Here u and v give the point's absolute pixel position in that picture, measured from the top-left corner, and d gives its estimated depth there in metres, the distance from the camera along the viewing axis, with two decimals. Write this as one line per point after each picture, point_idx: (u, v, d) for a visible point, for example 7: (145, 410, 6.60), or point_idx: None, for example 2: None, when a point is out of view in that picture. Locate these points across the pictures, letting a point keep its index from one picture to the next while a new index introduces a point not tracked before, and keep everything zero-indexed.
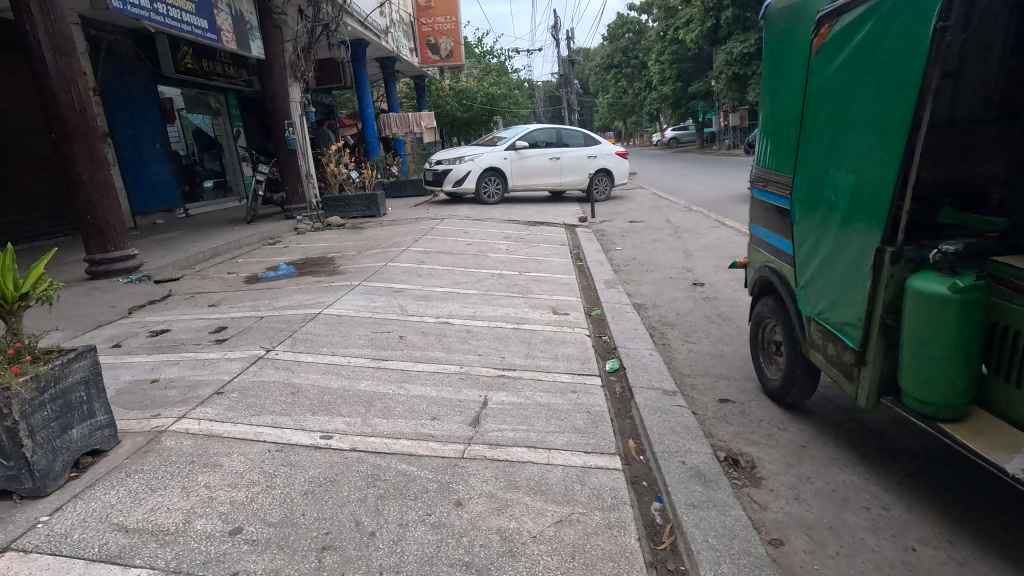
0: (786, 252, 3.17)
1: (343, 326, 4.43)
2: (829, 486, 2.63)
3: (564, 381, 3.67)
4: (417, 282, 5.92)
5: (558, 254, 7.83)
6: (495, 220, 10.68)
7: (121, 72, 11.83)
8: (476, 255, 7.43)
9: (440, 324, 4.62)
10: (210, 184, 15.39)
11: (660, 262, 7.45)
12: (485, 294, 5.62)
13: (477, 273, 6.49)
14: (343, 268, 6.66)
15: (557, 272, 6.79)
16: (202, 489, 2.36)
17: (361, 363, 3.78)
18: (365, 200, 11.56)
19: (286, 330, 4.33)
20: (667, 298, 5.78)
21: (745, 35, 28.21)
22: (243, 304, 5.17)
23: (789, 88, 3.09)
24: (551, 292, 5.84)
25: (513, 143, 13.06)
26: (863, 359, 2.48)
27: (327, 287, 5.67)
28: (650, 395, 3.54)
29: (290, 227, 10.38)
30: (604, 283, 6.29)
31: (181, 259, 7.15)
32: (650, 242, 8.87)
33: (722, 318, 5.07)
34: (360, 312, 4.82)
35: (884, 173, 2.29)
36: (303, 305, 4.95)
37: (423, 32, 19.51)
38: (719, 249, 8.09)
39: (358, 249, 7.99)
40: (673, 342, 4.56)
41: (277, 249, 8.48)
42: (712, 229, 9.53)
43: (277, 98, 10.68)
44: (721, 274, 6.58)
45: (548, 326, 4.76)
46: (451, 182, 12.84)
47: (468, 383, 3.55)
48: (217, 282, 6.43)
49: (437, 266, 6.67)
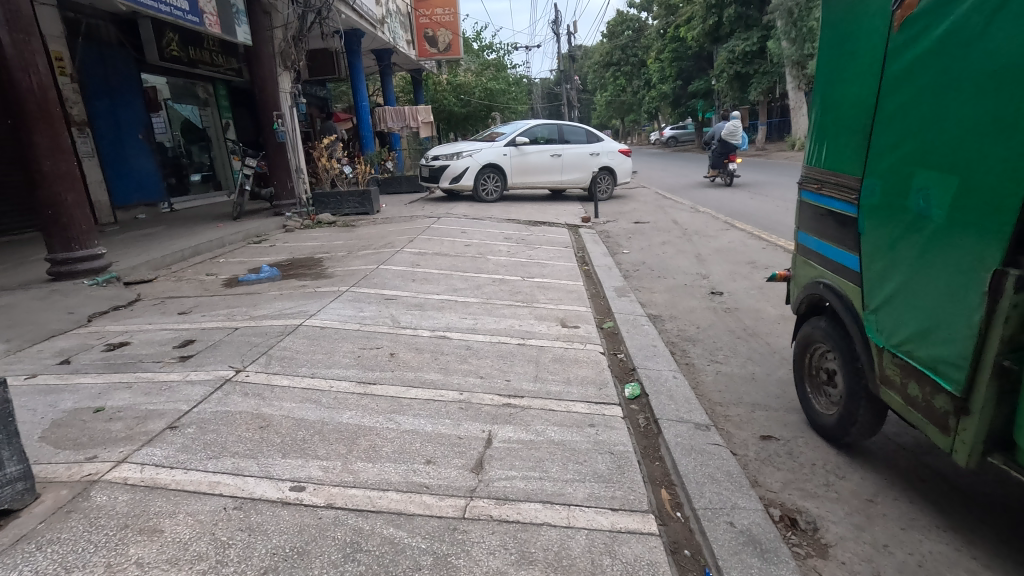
0: (847, 268, 2.67)
1: (327, 341, 3.91)
2: (913, 558, 2.15)
3: (580, 412, 3.16)
4: (412, 289, 5.41)
5: (562, 258, 7.34)
6: (494, 219, 10.17)
7: (102, 58, 11.22)
8: (475, 258, 6.93)
9: (436, 338, 4.11)
10: (198, 177, 14.80)
11: (671, 266, 6.96)
12: (486, 303, 5.12)
13: (476, 278, 5.98)
14: (331, 271, 6.14)
15: (563, 277, 6.29)
16: (131, 568, 1.86)
17: (345, 387, 3.27)
18: (358, 197, 11.04)
19: (262, 345, 3.81)
20: (684, 308, 5.30)
21: (747, 34, 28.22)
22: (216, 312, 4.64)
23: (855, 75, 2.59)
24: (558, 301, 5.34)
25: (513, 139, 12.54)
26: (967, 408, 1.98)
27: (311, 293, 5.16)
28: (681, 430, 3.04)
29: (278, 224, 9.84)
30: (615, 291, 5.79)
31: (155, 258, 6.61)
32: (658, 244, 8.39)
33: (748, 333, 4.59)
34: (347, 323, 4.31)
35: (1004, 180, 1.79)
36: (284, 316, 4.43)
37: (421, 24, 18.86)
38: (733, 252, 7.61)
39: (349, 249, 7.46)
40: (698, 362, 4.08)
41: (262, 248, 7.94)
42: (723, 232, 9.06)
43: (265, 88, 10.14)
44: (739, 282, 6.10)
45: (557, 342, 4.25)
46: (448, 179, 12.32)
47: (468, 414, 3.04)
48: (192, 285, 5.89)
49: (433, 270, 6.17)
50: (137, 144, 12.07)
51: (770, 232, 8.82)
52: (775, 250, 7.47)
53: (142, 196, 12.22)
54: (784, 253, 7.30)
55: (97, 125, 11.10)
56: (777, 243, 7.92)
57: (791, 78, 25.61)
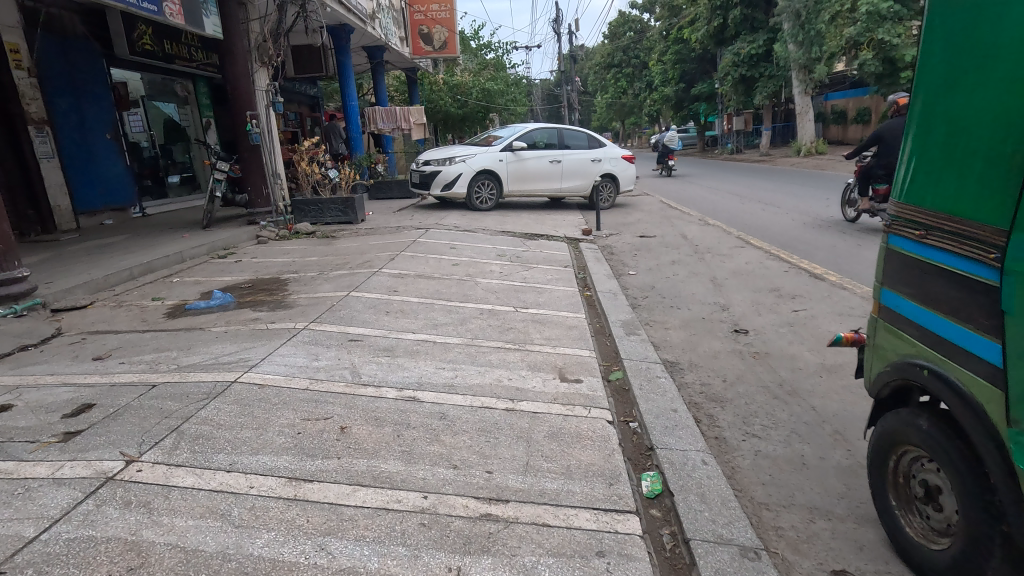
0: (975, 358, 1.85)
1: (261, 410, 3.06)
2: None
3: (584, 530, 2.34)
4: (384, 325, 4.57)
5: (561, 280, 6.54)
6: (487, 231, 9.36)
7: (66, 51, 10.36)
8: (463, 281, 6.11)
9: (403, 403, 3.27)
10: (177, 178, 13.94)
11: (685, 294, 6.14)
12: (471, 345, 4.27)
13: (461, 310, 5.14)
14: (294, 299, 5.31)
15: (562, 307, 5.46)
16: None
17: (269, 489, 2.42)
18: (340, 204, 10.22)
19: (173, 414, 2.95)
20: (704, 353, 4.48)
21: (752, 36, 27.46)
22: (138, 358, 3.78)
23: (993, 79, 1.79)
24: (556, 342, 4.50)
25: (510, 144, 11.71)
26: None
27: (261, 332, 4.28)
28: (721, 561, 2.24)
29: (251, 234, 9.01)
30: (622, 327, 4.98)
31: (95, 280, 5.76)
32: (667, 264, 7.59)
33: (786, 391, 3.76)
34: (294, 379, 3.48)
35: None
36: (217, 367, 3.57)
37: (416, 20, 17.98)
38: (752, 275, 6.82)
39: (321, 268, 6.63)
40: (730, 434, 3.27)
41: (227, 265, 7.10)
42: (738, 250, 8.27)
43: (238, 85, 9.26)
44: (765, 316, 5.29)
45: (555, 405, 3.42)
46: (439, 185, 11.48)
47: (430, 539, 2.21)
48: (130, 314, 5.05)
49: (412, 298, 5.35)
50: (104, 144, 11.20)
51: (790, 250, 8.04)
52: (800, 276, 6.66)
53: (109, 199, 11.35)
54: (811, 279, 6.50)
55: (58, 123, 10.25)
56: (800, 266, 7.12)
57: (797, 82, 25.07)
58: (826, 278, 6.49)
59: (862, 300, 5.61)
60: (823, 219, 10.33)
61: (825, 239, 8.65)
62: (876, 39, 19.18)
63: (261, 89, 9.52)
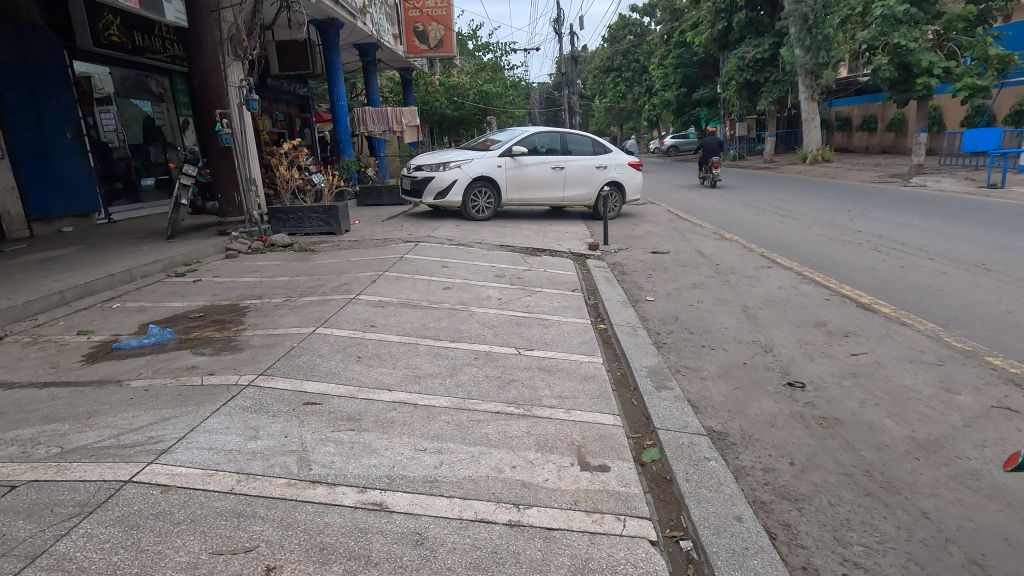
0: None
1: (150, 538, 2.08)
2: None
3: None
4: (353, 378, 3.60)
5: (570, 308, 5.62)
6: (484, 245, 8.43)
7: (18, 40, 9.35)
8: (455, 312, 5.18)
9: (362, 517, 2.32)
10: (152, 181, 12.91)
11: (716, 328, 5.24)
12: (462, 411, 3.32)
13: (452, 354, 4.18)
14: (247, 336, 4.36)
15: (573, 348, 4.53)
16: None
17: None
18: (322, 213, 9.26)
19: (13, 552, 1.99)
20: (758, 418, 3.56)
21: (758, 40, 26.66)
22: (14, 435, 2.80)
23: None
24: (571, 404, 3.55)
25: (509, 148, 10.82)
26: None
27: (192, 392, 3.28)
28: None
29: (219, 247, 8.03)
30: (650, 376, 4.06)
31: (12, 308, 4.80)
32: (688, 288, 6.69)
33: (880, 486, 2.84)
34: (218, 472, 2.51)
35: None
36: (112, 455, 2.59)
37: (411, 18, 17.08)
38: (789, 304, 5.94)
39: (290, 292, 5.68)
40: (823, 560, 2.35)
41: (182, 285, 6.14)
42: (764, 270, 7.39)
43: (207, 81, 8.27)
44: (820, 364, 4.39)
45: (578, 514, 2.48)
46: (433, 193, 10.52)
47: None
48: (42, 355, 4.08)
49: (392, 336, 4.42)
50: (65, 144, 10.21)
51: (824, 272, 7.15)
52: (845, 307, 5.77)
53: (69, 204, 10.31)
54: (859, 310, 5.61)
55: (10, 121, 9.27)
56: (841, 292, 6.24)
57: (803, 88, 24.39)
58: (877, 309, 5.61)
59: (930, 340, 4.71)
60: (850, 235, 9.47)
61: (860, 259, 7.78)
62: (892, 43, 18.29)
63: (234, 85, 8.57)
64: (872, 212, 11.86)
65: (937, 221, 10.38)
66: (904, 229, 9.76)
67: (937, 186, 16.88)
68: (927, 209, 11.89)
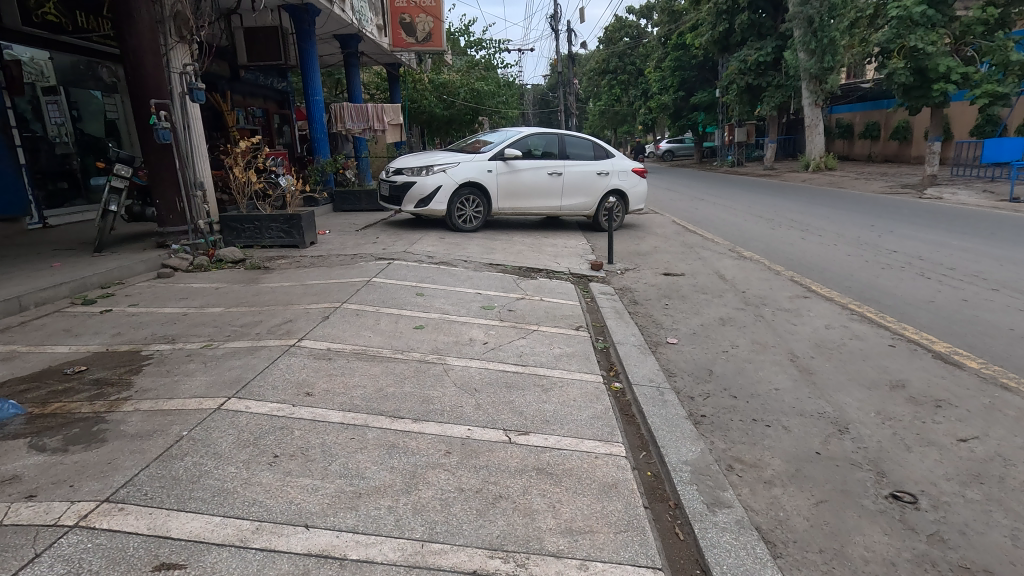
0: None
1: None
2: None
3: None
4: (253, 506, 2.32)
5: (576, 359, 4.36)
6: (470, 264, 7.20)
7: None
8: (427, 368, 3.92)
9: None
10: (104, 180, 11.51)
11: (766, 390, 4.05)
12: (417, 573, 2.07)
13: (412, 445, 2.93)
14: (122, 414, 3.04)
15: (584, 428, 3.28)
16: None
17: None
18: (283, 223, 7.97)
19: None
20: (869, 571, 2.34)
21: (760, 43, 25.62)
22: None
23: None
24: (589, 547, 2.31)
25: (501, 151, 9.60)
26: None
27: None
28: None
29: (153, 264, 6.74)
30: (697, 484, 2.83)
31: None
32: (715, 324, 5.50)
33: None
34: None
35: None
36: None
37: (397, 8, 15.78)
38: (847, 352, 4.76)
39: (216, 334, 4.39)
40: None
41: (84, 319, 4.83)
42: (801, 301, 6.23)
43: (141, 66, 6.90)
44: (923, 457, 3.17)
45: None
46: (414, 201, 9.27)
47: None
48: None
49: (330, 416, 3.13)
50: None
51: (874, 305, 6.00)
52: (917, 357, 4.62)
53: None
54: (939, 364, 4.45)
55: None
56: (906, 336, 5.09)
57: (807, 92, 23.39)
58: (961, 363, 4.45)
59: None
60: (886, 256, 8.34)
61: (910, 288, 6.64)
62: (908, 46, 17.10)
63: (175, 71, 7.30)
64: (899, 228, 10.79)
65: (976, 239, 9.33)
66: (943, 250, 8.65)
67: (955, 198, 15.83)
68: (958, 225, 10.84)
